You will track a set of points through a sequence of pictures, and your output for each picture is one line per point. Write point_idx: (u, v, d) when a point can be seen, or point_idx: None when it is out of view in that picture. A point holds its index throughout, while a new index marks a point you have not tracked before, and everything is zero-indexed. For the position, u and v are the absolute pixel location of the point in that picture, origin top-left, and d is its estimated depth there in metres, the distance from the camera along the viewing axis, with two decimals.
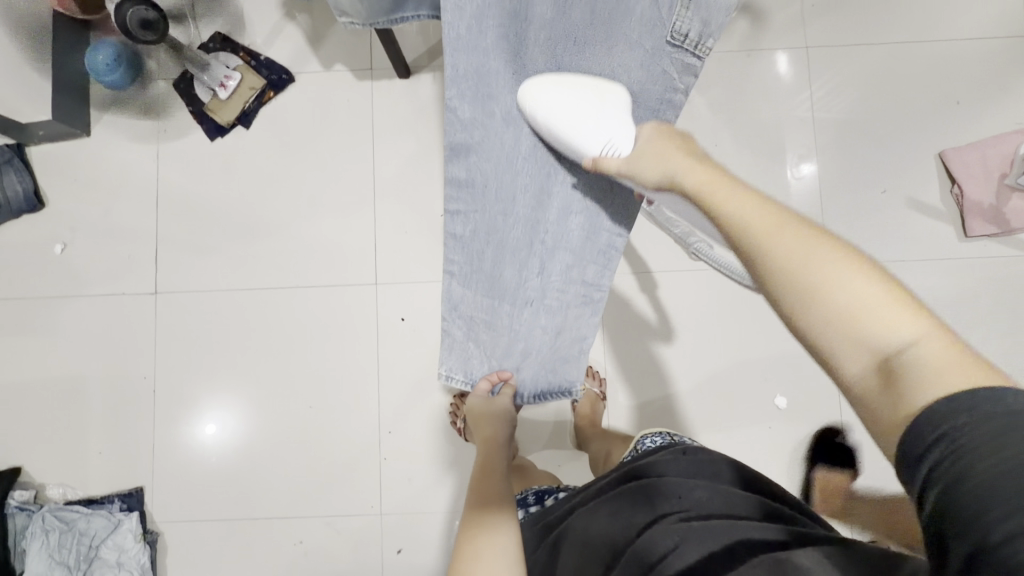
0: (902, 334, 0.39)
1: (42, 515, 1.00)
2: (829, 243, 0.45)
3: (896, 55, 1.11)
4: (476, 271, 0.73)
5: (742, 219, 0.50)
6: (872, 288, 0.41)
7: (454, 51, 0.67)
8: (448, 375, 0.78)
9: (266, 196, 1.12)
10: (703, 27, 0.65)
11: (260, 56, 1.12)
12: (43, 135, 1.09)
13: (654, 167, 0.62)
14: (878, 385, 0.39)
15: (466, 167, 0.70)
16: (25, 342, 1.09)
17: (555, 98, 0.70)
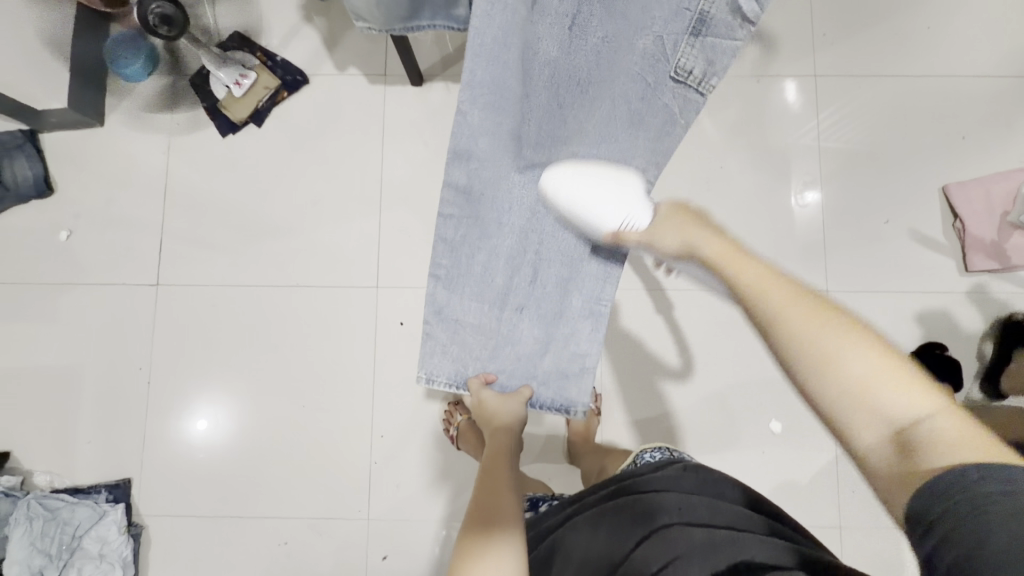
0: (908, 407, 0.41)
1: (27, 501, 0.98)
2: (834, 314, 0.45)
3: (903, 88, 1.12)
4: (466, 275, 0.73)
5: (757, 294, 0.48)
6: (887, 365, 0.42)
7: (474, 57, 0.62)
8: (428, 379, 0.79)
9: (273, 194, 1.12)
10: (710, 65, 0.64)
11: (276, 57, 1.13)
12: (56, 123, 1.10)
13: (676, 237, 0.59)
14: (893, 458, 0.40)
15: (468, 173, 0.68)
16: (22, 326, 1.10)
17: (577, 187, 0.69)
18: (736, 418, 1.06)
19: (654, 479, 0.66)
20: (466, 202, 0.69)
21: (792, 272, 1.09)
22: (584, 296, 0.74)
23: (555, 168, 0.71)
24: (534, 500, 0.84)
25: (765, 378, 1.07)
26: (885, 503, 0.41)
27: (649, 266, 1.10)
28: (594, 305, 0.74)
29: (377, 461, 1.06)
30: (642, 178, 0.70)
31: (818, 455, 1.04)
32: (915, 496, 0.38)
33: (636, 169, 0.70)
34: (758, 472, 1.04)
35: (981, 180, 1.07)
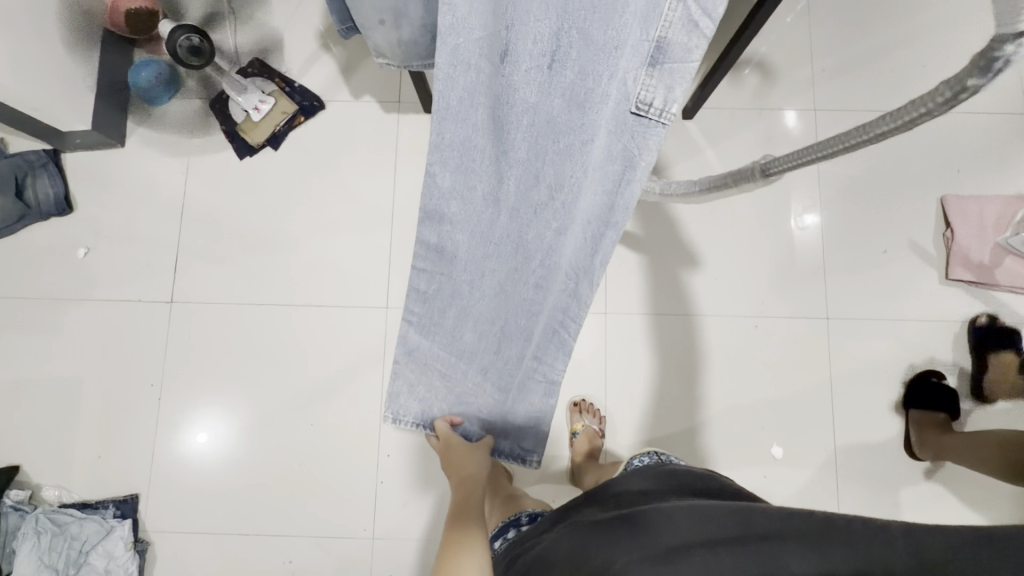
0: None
1: (36, 516, 1.00)
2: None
3: (900, 121, 1.16)
4: (438, 328, 0.66)
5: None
6: None
7: (440, 120, 0.52)
8: (395, 419, 0.75)
9: (288, 215, 1.15)
10: (673, 95, 0.46)
11: (295, 83, 1.17)
12: (79, 143, 1.13)
13: None
14: None
15: (440, 234, 0.58)
16: (36, 339, 1.12)
17: None
18: (739, 441, 1.07)
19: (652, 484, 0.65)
20: (440, 259, 0.59)
21: (793, 298, 1.12)
22: (539, 369, 0.67)
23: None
24: (532, 514, 0.84)
25: (767, 403, 1.08)
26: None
27: (653, 291, 1.13)
28: (548, 374, 0.66)
29: (383, 479, 1.07)
30: (596, 240, 0.54)
31: (819, 479, 1.05)
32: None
33: (594, 226, 0.54)
34: (761, 496, 1.05)
35: (980, 198, 1.10)
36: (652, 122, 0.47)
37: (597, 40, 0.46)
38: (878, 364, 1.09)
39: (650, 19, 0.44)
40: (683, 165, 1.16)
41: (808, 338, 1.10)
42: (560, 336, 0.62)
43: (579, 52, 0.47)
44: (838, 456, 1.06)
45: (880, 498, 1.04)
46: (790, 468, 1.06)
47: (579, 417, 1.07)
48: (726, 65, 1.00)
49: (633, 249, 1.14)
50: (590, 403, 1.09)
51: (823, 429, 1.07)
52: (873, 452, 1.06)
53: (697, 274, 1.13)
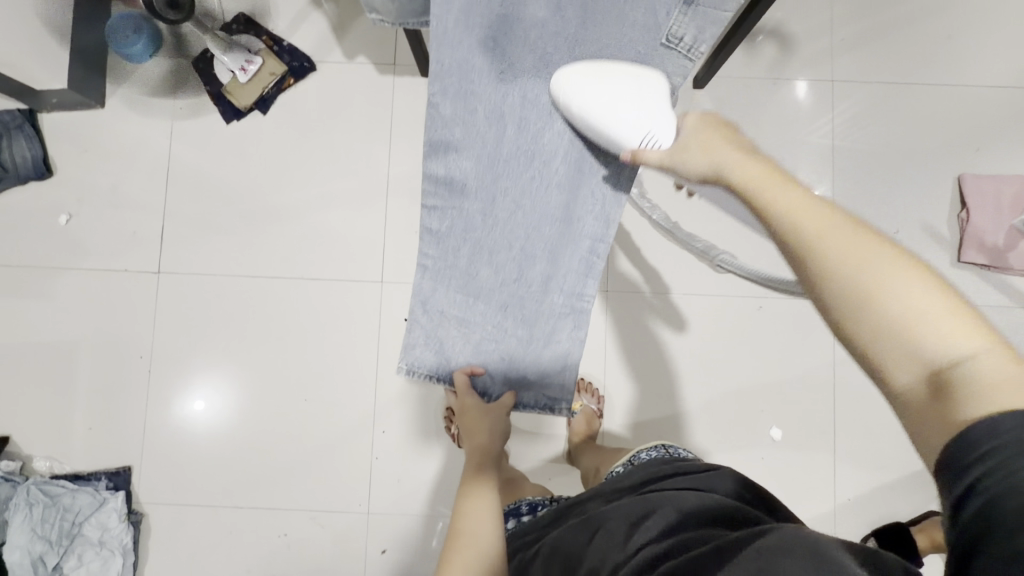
0: (958, 345, 0.35)
1: (26, 487, 0.98)
2: (921, 275, 0.38)
3: (918, 94, 1.11)
4: (452, 268, 0.67)
5: (788, 219, 0.43)
6: (925, 295, 0.37)
7: (439, 46, 0.63)
8: (409, 370, 0.70)
9: (278, 183, 1.10)
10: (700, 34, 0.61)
11: (283, 42, 1.10)
12: (56, 103, 1.07)
13: (699, 160, 0.53)
14: (928, 397, 0.35)
15: (447, 165, 0.65)
16: (20, 309, 1.08)
17: (592, 91, 0.62)
18: (737, 423, 1.06)
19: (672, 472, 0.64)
20: (450, 191, 0.66)
21: None
22: (564, 293, 0.67)
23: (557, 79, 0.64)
24: (533, 503, 0.82)
25: (766, 385, 1.07)
26: (914, 442, 0.37)
27: (656, 269, 1.09)
28: (575, 299, 0.67)
29: (379, 455, 1.06)
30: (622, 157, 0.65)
31: (816, 462, 1.05)
32: (952, 441, 0.33)
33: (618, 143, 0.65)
34: (757, 478, 1.04)
35: (999, 178, 1.06)
36: (675, 52, 0.63)
37: None
38: None
39: None
40: None
41: (812, 321, 1.08)
42: (588, 261, 0.67)
43: None
44: (837, 440, 1.06)
45: (877, 483, 1.04)
46: (787, 451, 1.05)
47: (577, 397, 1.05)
48: (741, 33, 0.95)
49: (638, 225, 1.09)
50: (589, 382, 1.07)
51: (822, 413, 1.06)
52: (872, 436, 1.05)
53: None
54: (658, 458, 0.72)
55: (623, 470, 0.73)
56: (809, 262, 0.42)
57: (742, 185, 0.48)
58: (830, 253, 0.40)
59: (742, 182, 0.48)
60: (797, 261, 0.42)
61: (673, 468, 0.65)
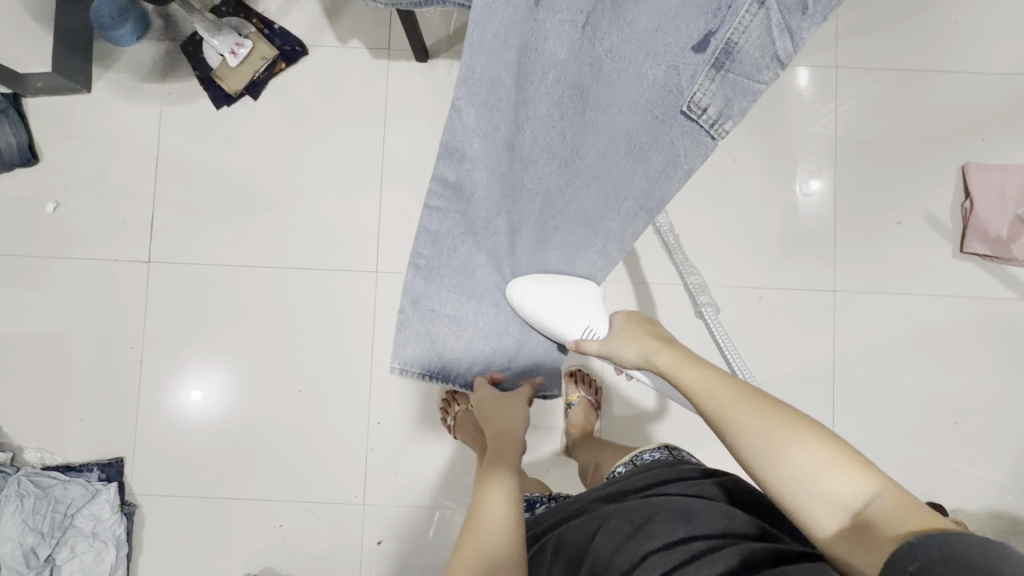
0: (853, 493, 0.44)
1: (18, 479, 0.97)
2: (814, 436, 0.48)
3: (923, 82, 1.09)
4: (446, 267, 0.62)
5: (705, 397, 0.55)
6: (825, 452, 0.46)
7: (471, 54, 0.48)
8: (402, 367, 0.68)
9: (270, 170, 1.08)
10: (726, 108, 0.55)
11: (274, 25, 1.08)
12: (40, 87, 1.04)
13: (629, 350, 0.65)
14: (851, 535, 0.43)
15: (459, 171, 0.54)
16: (7, 299, 1.06)
17: (541, 295, 0.69)
18: None
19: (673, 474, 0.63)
20: (456, 197, 0.56)
21: (800, 270, 1.07)
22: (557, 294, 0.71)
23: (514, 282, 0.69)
24: (531, 500, 0.81)
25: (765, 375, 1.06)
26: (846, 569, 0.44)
27: (654, 259, 1.08)
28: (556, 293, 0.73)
29: (374, 446, 1.05)
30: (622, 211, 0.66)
31: None
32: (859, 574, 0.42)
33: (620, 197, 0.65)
34: None
35: (1003, 168, 1.04)
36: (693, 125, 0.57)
37: (637, 25, 0.52)
38: (881, 336, 1.06)
39: (722, 20, 0.50)
40: None
41: (812, 311, 1.07)
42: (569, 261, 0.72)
43: (616, 30, 0.52)
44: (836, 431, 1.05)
45: None
46: None
47: (575, 389, 1.04)
48: None
49: None
50: (586, 373, 1.06)
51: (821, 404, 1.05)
52: (870, 428, 1.04)
53: (701, 244, 1.08)
54: (660, 460, 0.71)
55: (626, 470, 0.72)
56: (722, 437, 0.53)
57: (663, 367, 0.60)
58: (742, 426, 0.51)
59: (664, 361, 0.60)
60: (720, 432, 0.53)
61: (677, 471, 0.63)
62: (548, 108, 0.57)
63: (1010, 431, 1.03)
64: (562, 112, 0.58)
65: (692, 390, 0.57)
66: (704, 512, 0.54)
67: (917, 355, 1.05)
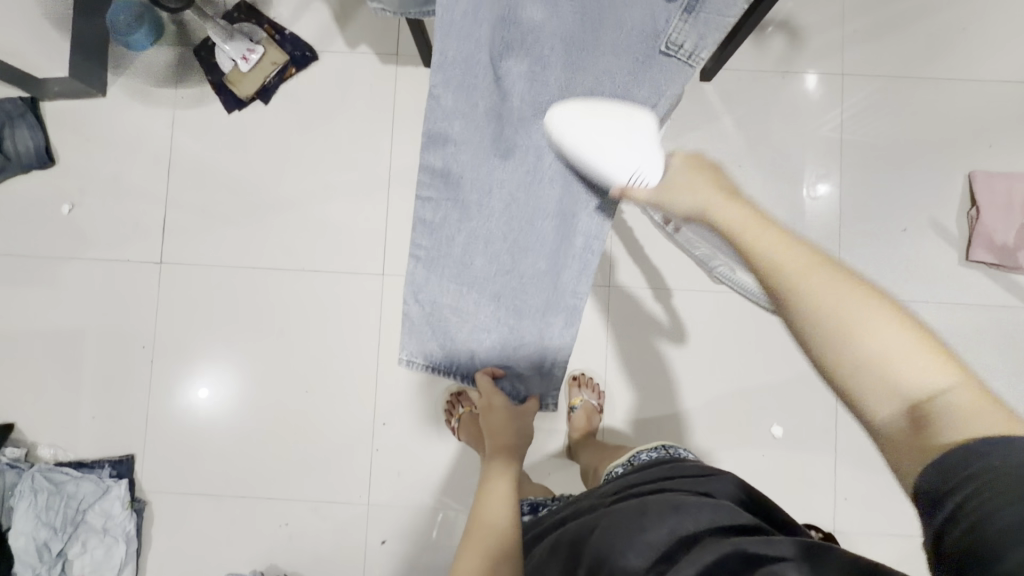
0: (930, 381, 0.39)
1: (32, 474, 1.00)
2: (900, 320, 0.42)
3: (931, 89, 1.09)
4: (445, 256, 0.68)
5: (775, 269, 0.46)
6: (901, 334, 0.41)
7: (443, 36, 0.60)
8: (408, 361, 0.74)
9: (280, 173, 1.10)
10: (700, 42, 0.60)
11: (285, 31, 1.09)
12: (58, 92, 1.07)
13: (687, 199, 0.54)
14: (907, 429, 0.39)
15: (442, 158, 0.64)
16: (23, 297, 1.09)
17: (586, 133, 0.62)
18: (737, 421, 1.06)
19: (672, 471, 0.64)
20: (444, 184, 0.65)
21: None
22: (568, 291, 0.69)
23: (556, 110, 0.63)
24: (533, 504, 0.82)
25: (770, 381, 1.06)
26: (895, 473, 0.40)
27: (659, 263, 1.08)
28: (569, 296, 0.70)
29: (379, 447, 1.07)
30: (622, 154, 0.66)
31: (818, 460, 1.04)
32: (920, 476, 0.37)
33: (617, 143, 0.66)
34: (757, 475, 1.04)
35: (1010, 175, 1.04)
36: (675, 60, 0.61)
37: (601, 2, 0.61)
38: None
39: None
40: (698, 133, 1.09)
41: None
42: (585, 258, 0.68)
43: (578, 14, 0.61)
44: (839, 439, 1.05)
45: (878, 481, 1.04)
46: (788, 448, 1.05)
47: (577, 392, 1.05)
48: (753, 21, 0.92)
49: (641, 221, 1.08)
50: (590, 377, 1.07)
51: (824, 411, 1.05)
52: None
53: None
54: (657, 459, 0.72)
55: (623, 471, 0.73)
56: (790, 296, 0.44)
57: (735, 231, 0.49)
58: (807, 279, 0.44)
59: (738, 231, 0.49)
60: (781, 306, 0.45)
61: (673, 470, 0.65)
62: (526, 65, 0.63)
63: None
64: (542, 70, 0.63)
65: (793, 288, 0.44)
66: (696, 503, 0.54)
67: None
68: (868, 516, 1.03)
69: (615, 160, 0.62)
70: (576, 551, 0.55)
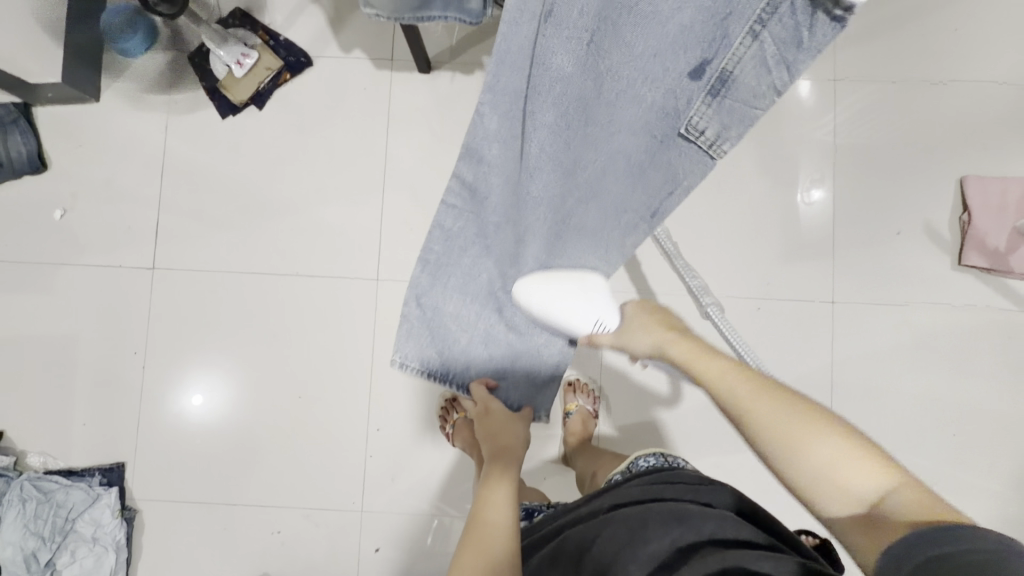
0: (872, 487, 0.41)
1: (20, 483, 0.98)
2: (834, 426, 0.45)
3: (923, 95, 1.09)
4: (454, 265, 0.61)
5: (724, 393, 0.52)
6: (838, 441, 0.44)
7: (496, 65, 0.48)
8: (402, 363, 0.67)
9: (273, 178, 1.10)
10: (727, 131, 0.47)
11: (280, 36, 1.10)
12: (50, 97, 1.07)
13: (644, 340, 0.64)
14: (860, 525, 0.41)
15: (476, 173, 0.55)
16: (13, 303, 1.08)
17: (553, 300, 0.59)
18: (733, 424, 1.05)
19: (670, 477, 0.64)
20: (470, 198, 0.57)
21: (799, 281, 1.08)
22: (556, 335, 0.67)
23: (523, 280, 0.58)
24: (529, 509, 0.82)
25: None
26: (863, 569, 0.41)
27: (654, 268, 1.08)
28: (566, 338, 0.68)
29: (373, 453, 1.06)
30: (629, 227, 0.58)
31: None
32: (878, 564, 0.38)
33: (629, 216, 0.57)
34: (753, 479, 1.04)
35: (1001, 180, 1.05)
36: (697, 146, 0.49)
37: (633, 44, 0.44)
38: (880, 347, 1.06)
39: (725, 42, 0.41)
40: None
41: (811, 323, 1.07)
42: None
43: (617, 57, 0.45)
44: None
45: None
46: None
47: (572, 397, 1.04)
48: None
49: None
50: (585, 382, 1.06)
51: None
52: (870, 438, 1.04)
53: (700, 253, 1.08)
54: (656, 466, 0.72)
55: (621, 477, 0.73)
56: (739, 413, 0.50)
57: (683, 364, 0.58)
58: (753, 408, 0.49)
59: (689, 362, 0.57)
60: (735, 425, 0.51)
61: (673, 478, 0.64)
62: (552, 120, 0.48)
63: (1010, 443, 1.03)
64: (568, 123, 0.48)
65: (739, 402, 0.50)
66: (697, 514, 0.53)
67: (916, 366, 1.05)
68: None
69: (578, 319, 0.62)
70: (575, 560, 0.55)
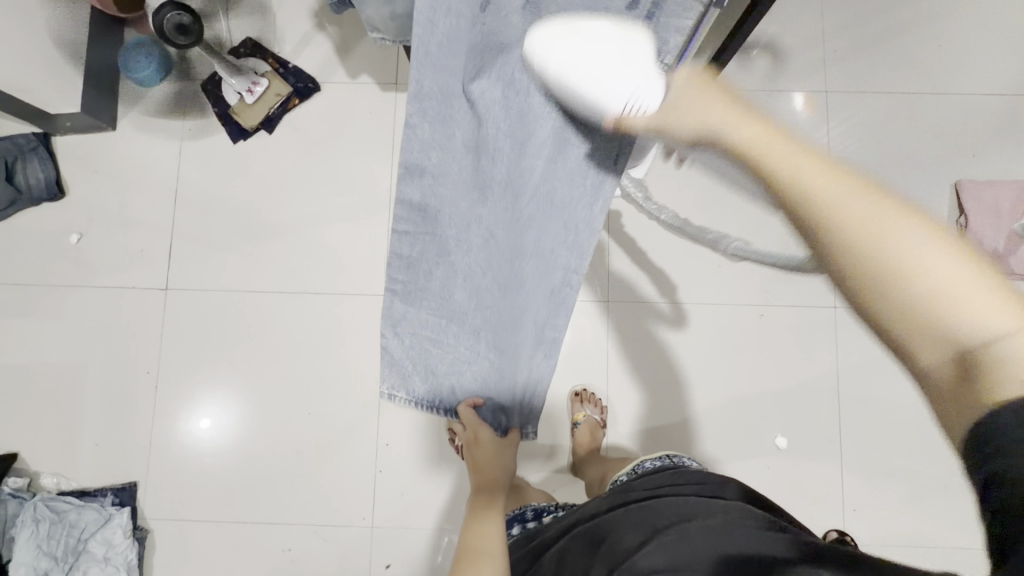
0: (996, 318, 0.28)
1: (34, 504, 0.99)
2: (955, 249, 0.30)
3: (914, 103, 1.12)
4: (425, 290, 0.55)
5: (801, 194, 0.32)
6: (952, 261, 0.29)
7: (419, 65, 0.45)
8: (390, 393, 0.60)
9: (284, 199, 1.13)
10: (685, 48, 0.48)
11: (289, 64, 1.14)
12: (69, 126, 1.11)
13: (690, 119, 0.41)
14: (955, 379, 0.28)
15: (421, 188, 0.50)
16: (30, 326, 1.10)
17: (576, 48, 0.44)
18: (740, 432, 1.06)
19: (675, 476, 0.65)
20: (423, 217, 0.52)
21: (801, 287, 1.09)
22: (536, 323, 0.58)
23: (535, 29, 0.45)
24: (538, 509, 0.83)
25: (772, 392, 1.06)
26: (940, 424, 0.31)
27: (656, 279, 1.10)
28: (547, 330, 0.58)
29: (383, 467, 1.06)
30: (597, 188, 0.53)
31: (823, 470, 1.04)
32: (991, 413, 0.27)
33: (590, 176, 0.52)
34: (763, 486, 1.04)
35: (995, 184, 1.07)
36: None
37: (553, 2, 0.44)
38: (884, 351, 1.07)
39: None
40: None
41: (814, 329, 1.08)
42: (562, 292, 0.56)
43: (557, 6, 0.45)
44: (844, 449, 1.04)
45: (883, 489, 1.03)
46: (793, 459, 1.04)
47: (580, 408, 1.05)
48: None
49: (637, 238, 1.11)
50: (592, 393, 1.07)
51: (827, 419, 1.05)
52: (877, 443, 1.04)
53: (703, 262, 1.10)
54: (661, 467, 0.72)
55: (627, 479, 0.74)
56: (806, 219, 0.32)
57: (741, 147, 0.36)
58: (832, 205, 0.32)
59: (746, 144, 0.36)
60: (803, 232, 0.33)
61: (679, 478, 0.64)
62: (501, 90, 0.47)
63: None
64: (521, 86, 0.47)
65: (824, 219, 0.32)
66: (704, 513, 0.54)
67: None
68: (877, 528, 1.01)
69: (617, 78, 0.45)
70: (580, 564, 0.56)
